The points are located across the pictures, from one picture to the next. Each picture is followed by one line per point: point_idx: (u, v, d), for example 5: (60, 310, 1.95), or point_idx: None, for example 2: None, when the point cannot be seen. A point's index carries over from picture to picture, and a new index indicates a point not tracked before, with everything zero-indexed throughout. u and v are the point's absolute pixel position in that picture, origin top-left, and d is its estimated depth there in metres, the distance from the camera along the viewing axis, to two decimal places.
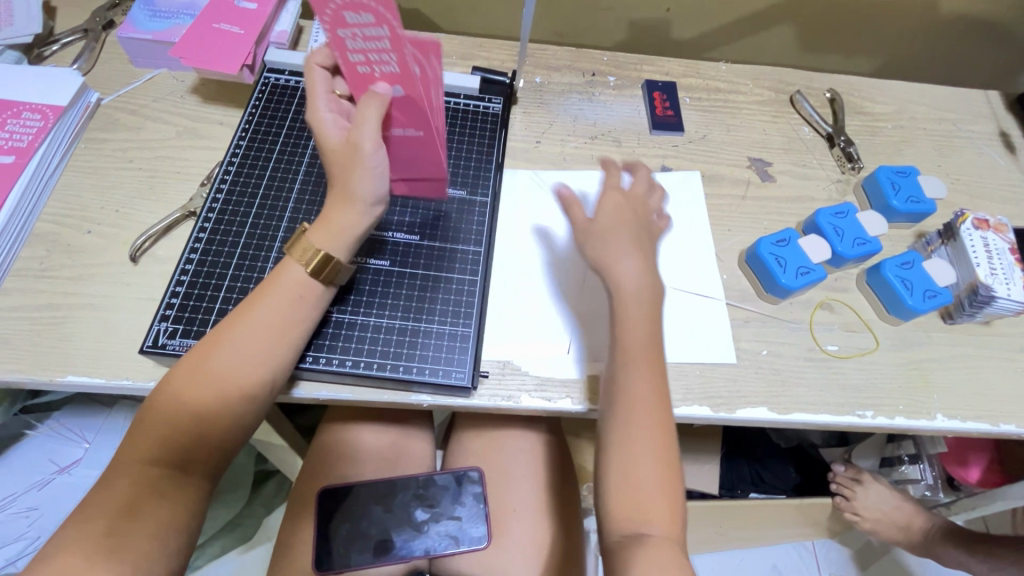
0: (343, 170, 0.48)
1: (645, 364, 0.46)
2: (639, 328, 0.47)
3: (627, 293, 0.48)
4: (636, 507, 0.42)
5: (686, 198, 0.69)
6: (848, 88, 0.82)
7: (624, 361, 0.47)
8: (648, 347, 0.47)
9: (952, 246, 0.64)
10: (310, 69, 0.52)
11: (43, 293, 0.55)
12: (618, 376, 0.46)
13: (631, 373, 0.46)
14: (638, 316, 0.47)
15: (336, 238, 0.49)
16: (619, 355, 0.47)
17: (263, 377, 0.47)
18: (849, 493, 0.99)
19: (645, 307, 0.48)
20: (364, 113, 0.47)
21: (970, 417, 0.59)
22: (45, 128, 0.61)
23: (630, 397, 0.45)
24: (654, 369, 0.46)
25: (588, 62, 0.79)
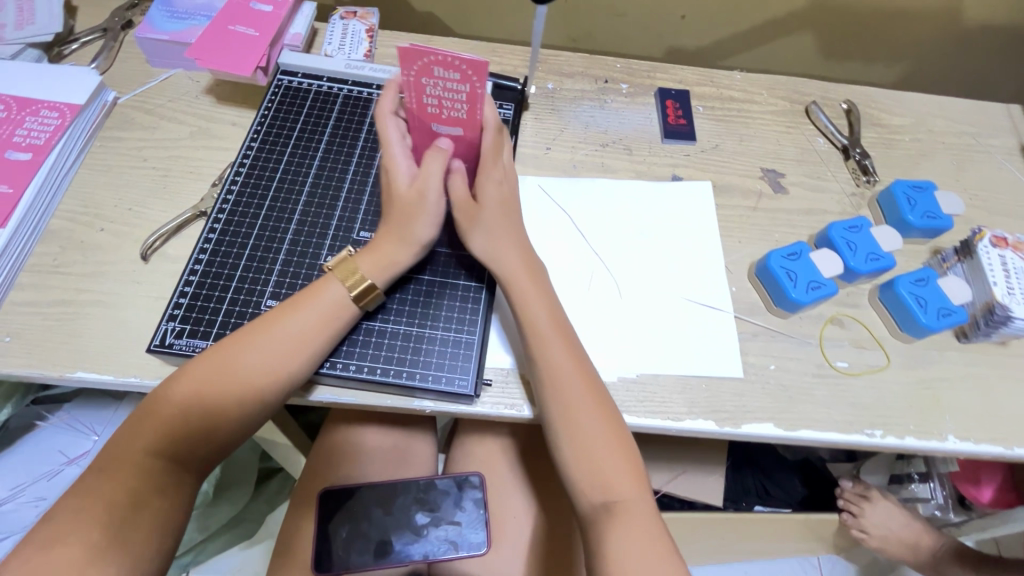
0: (400, 214, 0.53)
1: (555, 340, 0.52)
2: (533, 312, 0.53)
3: (511, 278, 0.54)
4: (599, 484, 0.49)
5: (696, 208, 0.69)
6: (865, 99, 0.80)
7: (538, 344, 0.52)
8: (547, 326, 0.53)
9: (969, 264, 0.63)
10: (384, 118, 0.55)
11: (55, 289, 0.56)
12: (536, 355, 0.52)
13: (544, 349, 0.52)
14: (529, 301, 0.53)
15: (383, 270, 0.52)
16: (531, 337, 0.52)
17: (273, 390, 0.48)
18: (856, 510, 0.98)
19: (531, 285, 0.54)
20: (429, 168, 0.52)
21: (983, 440, 0.58)
22: (62, 126, 0.62)
23: (552, 374, 0.51)
24: (568, 344, 0.53)
25: (600, 69, 0.79)
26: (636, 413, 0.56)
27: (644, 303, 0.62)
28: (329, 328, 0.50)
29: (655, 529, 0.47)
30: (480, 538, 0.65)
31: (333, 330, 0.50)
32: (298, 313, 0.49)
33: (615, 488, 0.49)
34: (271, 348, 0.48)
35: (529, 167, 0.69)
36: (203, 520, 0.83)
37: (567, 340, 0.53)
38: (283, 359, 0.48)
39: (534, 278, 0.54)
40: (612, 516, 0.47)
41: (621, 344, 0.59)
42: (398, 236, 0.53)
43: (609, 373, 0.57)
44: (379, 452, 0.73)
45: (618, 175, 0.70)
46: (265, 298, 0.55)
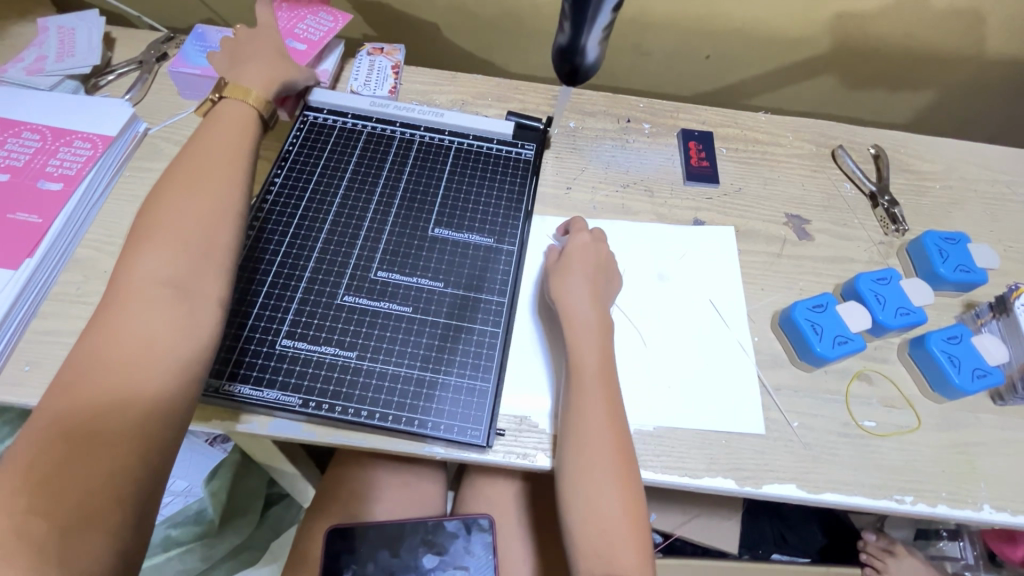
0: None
1: (596, 388, 0.52)
2: (585, 360, 0.53)
3: (575, 322, 0.55)
4: (602, 555, 0.47)
5: (718, 253, 0.67)
6: (894, 144, 0.79)
7: (579, 392, 0.52)
8: (594, 372, 0.52)
9: (1005, 321, 0.61)
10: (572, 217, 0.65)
11: (77, 318, 0.57)
12: (573, 404, 0.51)
13: (584, 404, 0.51)
14: (580, 340, 0.54)
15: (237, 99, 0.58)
16: (574, 382, 0.52)
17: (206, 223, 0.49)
18: (881, 565, 0.93)
19: (596, 337, 0.54)
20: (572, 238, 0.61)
21: (1020, 511, 0.55)
22: (94, 157, 0.64)
23: (586, 431, 0.50)
24: (607, 395, 0.52)
25: (623, 108, 0.79)
26: (653, 468, 0.54)
27: (665, 352, 0.61)
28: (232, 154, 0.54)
29: None
30: None
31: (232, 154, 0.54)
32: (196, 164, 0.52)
33: (616, 563, 0.47)
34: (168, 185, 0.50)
35: (549, 206, 0.69)
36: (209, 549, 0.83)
37: (607, 391, 0.52)
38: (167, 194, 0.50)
39: (601, 332, 0.55)
40: None
41: (637, 394, 0.58)
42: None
43: None
44: (387, 487, 0.72)
45: (638, 217, 0.70)
46: (279, 337, 0.54)
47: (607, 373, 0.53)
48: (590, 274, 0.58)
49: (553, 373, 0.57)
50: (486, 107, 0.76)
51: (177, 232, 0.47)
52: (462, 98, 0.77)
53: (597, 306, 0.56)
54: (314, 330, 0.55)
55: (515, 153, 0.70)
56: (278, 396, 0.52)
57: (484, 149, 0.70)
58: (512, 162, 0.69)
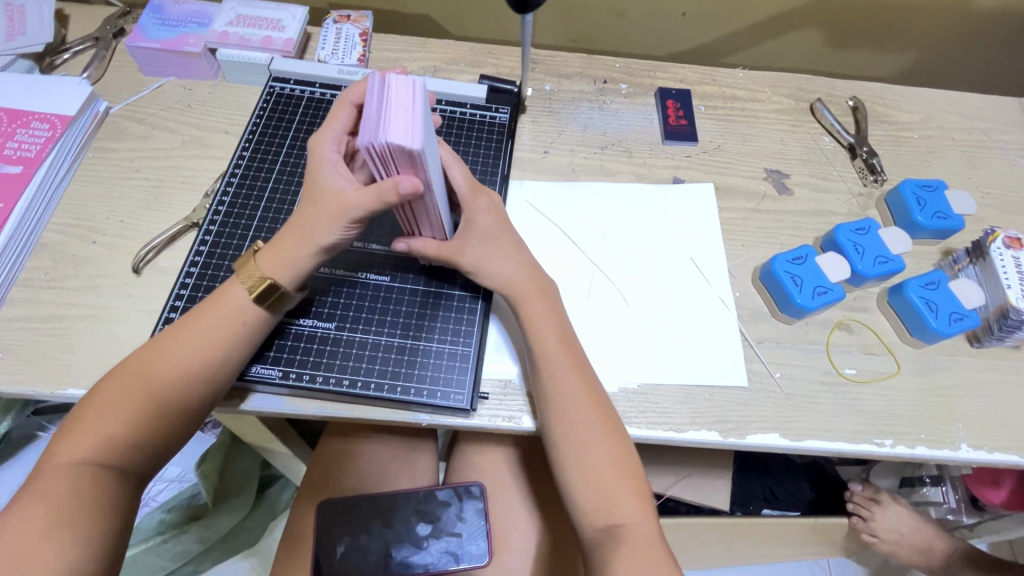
0: (308, 205, 0.47)
1: (563, 355, 0.51)
2: (545, 328, 0.52)
3: (521, 292, 0.53)
4: (604, 502, 0.48)
5: (697, 210, 0.67)
6: (872, 95, 0.78)
7: (545, 360, 0.51)
8: (553, 337, 0.52)
9: (982, 266, 0.61)
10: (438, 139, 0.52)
11: (47, 303, 0.56)
12: (541, 368, 0.51)
13: (557, 369, 0.51)
14: (537, 302, 0.53)
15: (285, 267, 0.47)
16: (537, 353, 0.51)
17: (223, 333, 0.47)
18: (866, 514, 0.95)
19: (543, 304, 0.53)
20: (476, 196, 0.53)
21: (997, 449, 0.56)
22: (53, 138, 0.61)
23: (555, 393, 0.50)
24: (573, 355, 0.52)
25: (600, 69, 0.77)
26: (637, 424, 0.54)
27: (647, 309, 0.61)
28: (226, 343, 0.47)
29: (658, 553, 0.46)
30: (481, 550, 0.65)
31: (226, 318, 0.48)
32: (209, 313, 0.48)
33: (617, 509, 0.47)
34: (214, 349, 0.47)
35: (526, 170, 0.68)
36: (203, 531, 0.83)
37: (570, 355, 0.51)
38: (212, 356, 0.47)
39: (549, 297, 0.54)
40: (615, 540, 0.46)
41: (619, 351, 0.58)
42: (300, 231, 0.47)
43: (611, 384, 0.56)
44: (378, 459, 0.72)
45: (617, 178, 0.69)
46: None
47: (565, 335, 0.52)
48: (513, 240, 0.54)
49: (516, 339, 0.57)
50: (459, 73, 0.75)
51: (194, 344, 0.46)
52: (434, 64, 0.75)
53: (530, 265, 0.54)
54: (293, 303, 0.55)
55: (490, 118, 0.69)
56: (258, 369, 0.51)
57: (458, 114, 0.69)
58: (487, 126, 0.69)
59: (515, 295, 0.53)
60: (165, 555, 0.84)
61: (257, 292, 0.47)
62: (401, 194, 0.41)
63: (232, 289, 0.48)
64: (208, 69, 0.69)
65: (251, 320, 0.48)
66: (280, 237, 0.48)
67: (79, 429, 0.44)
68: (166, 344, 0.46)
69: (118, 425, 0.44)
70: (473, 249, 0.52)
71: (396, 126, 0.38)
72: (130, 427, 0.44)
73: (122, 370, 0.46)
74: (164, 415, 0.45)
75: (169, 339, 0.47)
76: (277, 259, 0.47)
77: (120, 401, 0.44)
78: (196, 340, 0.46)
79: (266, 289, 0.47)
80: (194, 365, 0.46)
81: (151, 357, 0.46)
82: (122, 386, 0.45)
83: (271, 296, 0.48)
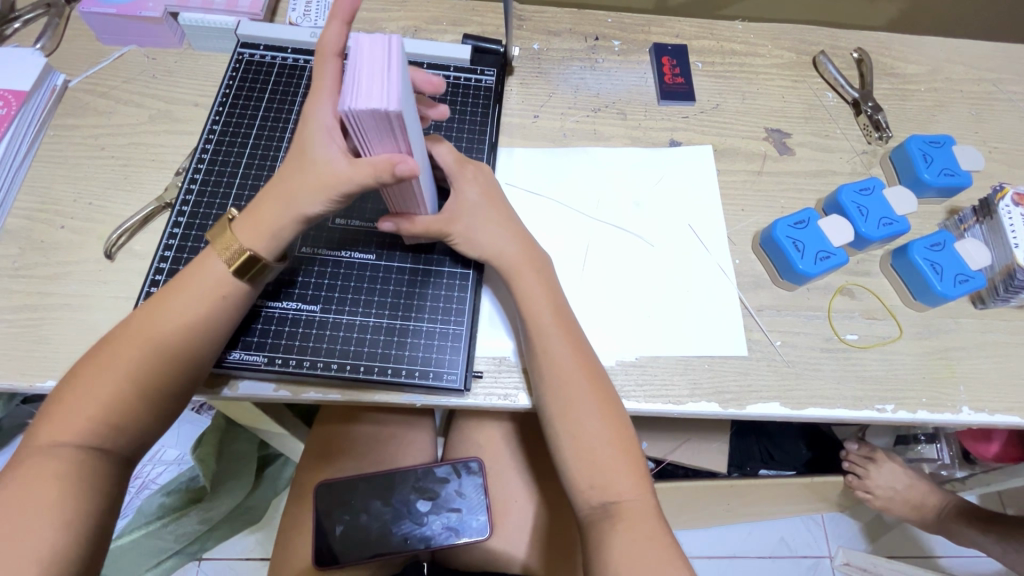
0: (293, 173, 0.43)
1: (556, 330, 0.50)
2: (540, 303, 0.50)
3: (512, 267, 0.51)
4: (601, 478, 0.47)
5: (696, 173, 0.64)
6: (878, 46, 0.74)
7: (539, 337, 0.49)
8: (545, 311, 0.50)
9: (989, 225, 0.59)
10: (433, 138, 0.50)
11: (17, 293, 0.53)
12: (534, 344, 0.49)
13: (555, 344, 0.49)
14: (527, 278, 0.51)
15: (259, 234, 0.44)
16: (531, 329, 0.50)
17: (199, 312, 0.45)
18: (862, 472, 0.95)
19: (539, 277, 0.51)
20: (467, 174, 0.52)
21: (999, 410, 0.56)
22: (9, 116, 0.57)
23: (552, 370, 0.49)
24: (567, 330, 0.50)
25: (591, 25, 0.73)
26: (636, 398, 0.53)
27: (644, 279, 0.59)
28: (203, 319, 0.45)
29: (655, 528, 0.45)
30: (482, 523, 0.62)
31: (205, 297, 0.45)
32: (183, 290, 0.45)
33: (612, 487, 0.46)
34: (201, 321, 0.45)
35: (516, 137, 0.65)
36: (204, 514, 0.82)
37: (564, 329, 0.50)
38: (201, 331, 0.45)
39: (539, 271, 0.51)
40: (611, 517, 0.46)
41: (614, 324, 0.56)
42: (283, 198, 0.43)
43: (608, 358, 0.55)
44: (375, 439, 0.71)
45: (612, 142, 0.66)
46: None
47: (559, 310, 0.51)
48: (497, 211, 0.52)
49: (508, 316, 0.55)
50: (441, 33, 0.70)
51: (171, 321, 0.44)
52: (414, 24, 0.70)
53: (518, 237, 0.52)
54: (284, 285, 0.52)
55: (475, 81, 0.65)
56: (243, 355, 0.49)
57: (441, 78, 0.65)
58: (472, 90, 0.65)
59: (505, 269, 0.51)
60: (167, 537, 0.83)
61: (240, 265, 0.45)
62: (397, 176, 0.38)
63: (209, 261, 0.46)
64: (171, 35, 0.65)
65: (232, 294, 0.46)
66: (260, 205, 0.44)
67: (65, 409, 0.42)
68: (149, 316, 0.44)
69: (106, 404, 0.42)
70: (466, 222, 0.51)
71: (370, 88, 0.35)
72: (116, 406, 0.42)
73: (103, 347, 0.44)
74: (146, 395, 0.43)
75: (145, 318, 0.44)
76: (259, 227, 0.44)
77: (96, 383, 0.42)
78: (173, 318, 0.44)
79: (248, 262, 0.45)
80: (184, 341, 0.44)
81: (127, 334, 0.44)
82: (106, 361, 0.43)
83: (252, 269, 0.45)
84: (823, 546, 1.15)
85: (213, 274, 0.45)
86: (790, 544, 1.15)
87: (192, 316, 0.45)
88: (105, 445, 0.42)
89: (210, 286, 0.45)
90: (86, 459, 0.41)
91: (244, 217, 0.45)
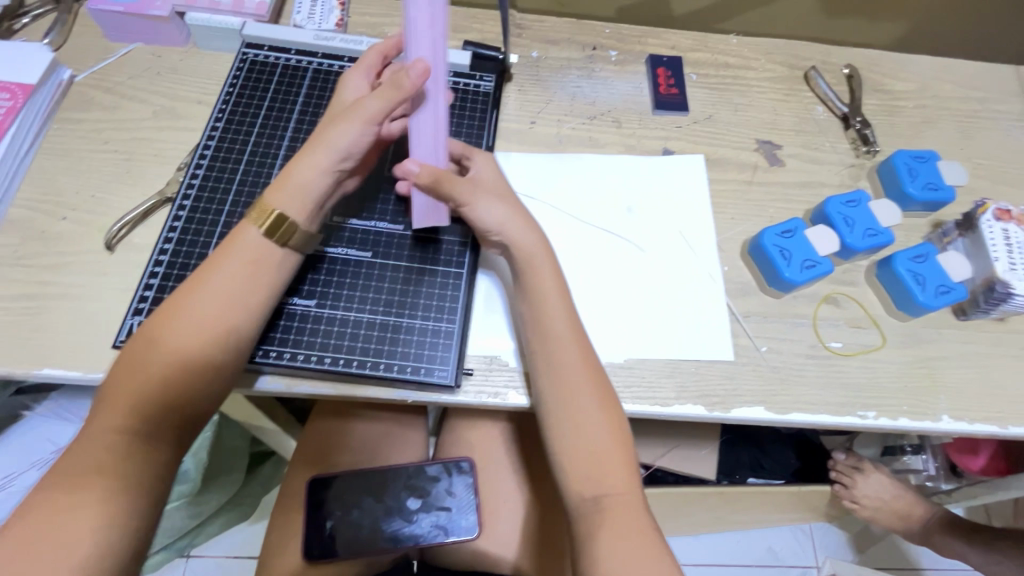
0: (323, 125, 0.48)
1: (552, 324, 0.51)
2: (535, 298, 0.51)
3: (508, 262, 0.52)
4: (592, 472, 0.47)
5: (688, 181, 0.66)
6: (868, 63, 0.76)
7: (534, 330, 0.50)
8: (544, 307, 0.51)
9: (971, 238, 0.61)
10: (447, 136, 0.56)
11: (17, 282, 0.54)
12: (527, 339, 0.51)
13: (548, 342, 0.50)
14: (523, 275, 0.52)
15: (296, 199, 0.46)
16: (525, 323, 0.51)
17: (242, 286, 0.46)
18: (849, 482, 0.96)
19: (535, 272, 0.52)
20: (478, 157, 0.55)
21: (978, 419, 0.57)
22: (15, 108, 0.59)
23: (546, 364, 0.50)
24: (562, 326, 0.51)
25: (589, 35, 0.74)
26: (624, 399, 0.54)
27: (634, 282, 0.60)
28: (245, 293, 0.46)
29: (643, 522, 0.46)
30: (471, 523, 0.63)
31: (250, 270, 0.46)
32: (223, 263, 0.46)
33: (602, 481, 0.47)
34: (237, 300, 0.45)
35: (513, 142, 0.66)
36: (195, 506, 0.84)
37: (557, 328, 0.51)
38: (234, 309, 0.45)
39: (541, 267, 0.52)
40: (600, 511, 0.46)
41: (604, 326, 0.57)
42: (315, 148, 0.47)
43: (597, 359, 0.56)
44: (366, 437, 0.72)
45: (607, 150, 0.67)
46: None
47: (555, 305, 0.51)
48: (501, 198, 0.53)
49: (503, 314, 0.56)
50: None
51: (216, 297, 0.45)
52: None
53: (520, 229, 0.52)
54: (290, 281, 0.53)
55: (474, 86, 0.67)
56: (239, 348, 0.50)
57: None
58: (470, 95, 0.66)
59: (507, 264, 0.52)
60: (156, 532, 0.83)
61: (269, 226, 0.46)
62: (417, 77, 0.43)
63: (247, 232, 0.47)
64: (178, 34, 0.66)
65: (273, 260, 0.47)
66: (294, 164, 0.47)
67: (110, 390, 0.43)
68: (191, 290, 0.45)
69: (151, 390, 0.43)
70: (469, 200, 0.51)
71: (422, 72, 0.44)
72: (162, 383, 0.43)
73: (150, 324, 0.44)
74: (189, 370, 0.44)
75: (186, 293, 0.45)
76: (292, 187, 0.46)
77: (144, 361, 0.43)
78: (213, 292, 0.45)
79: (276, 221, 0.46)
80: (223, 316, 0.45)
81: (169, 310, 0.44)
82: (148, 351, 0.43)
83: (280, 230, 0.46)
84: (810, 555, 1.15)
85: (255, 244, 0.46)
86: (778, 554, 1.15)
87: (235, 291, 0.45)
88: (153, 423, 0.43)
89: (254, 256, 0.46)
90: (128, 442, 0.42)
91: (275, 182, 0.47)
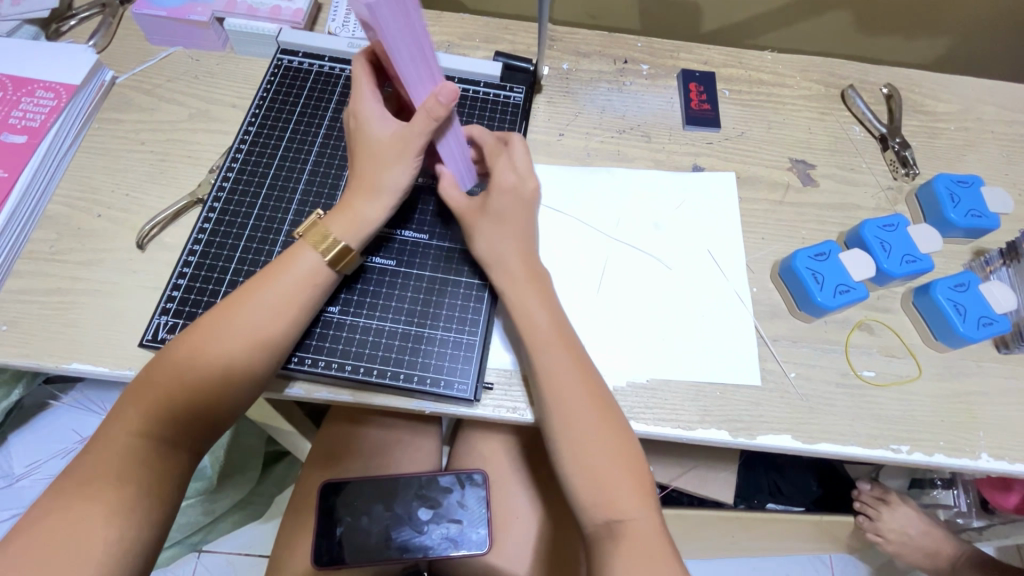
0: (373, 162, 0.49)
1: (556, 346, 0.50)
2: (539, 318, 0.50)
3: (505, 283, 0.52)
4: (604, 497, 0.46)
5: (717, 199, 0.65)
6: (908, 82, 0.74)
7: (539, 352, 0.50)
8: (547, 330, 0.50)
9: (1016, 268, 0.59)
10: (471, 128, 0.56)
11: (52, 276, 0.55)
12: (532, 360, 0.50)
13: (557, 361, 0.49)
14: (527, 295, 0.51)
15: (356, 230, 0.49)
16: (526, 342, 0.50)
17: (291, 303, 0.47)
18: (874, 514, 0.93)
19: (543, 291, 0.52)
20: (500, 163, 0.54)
21: (1019, 460, 0.54)
22: (58, 108, 0.60)
23: (552, 385, 0.49)
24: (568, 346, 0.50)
25: (620, 48, 0.74)
26: (645, 420, 0.53)
27: (657, 300, 0.59)
28: (292, 308, 0.47)
29: (661, 550, 0.44)
30: (481, 537, 0.61)
31: (300, 287, 0.48)
32: (277, 278, 0.47)
33: (616, 505, 0.46)
34: (285, 313, 0.47)
35: (540, 154, 0.66)
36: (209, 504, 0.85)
37: (564, 348, 0.50)
38: (280, 323, 0.47)
39: (540, 290, 0.52)
40: (614, 535, 0.45)
41: (627, 344, 0.56)
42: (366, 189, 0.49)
43: (620, 377, 0.55)
44: (382, 442, 0.72)
45: (635, 164, 0.66)
46: None
47: (554, 322, 0.51)
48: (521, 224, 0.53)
49: None
50: (473, 49, 0.72)
51: (265, 311, 0.46)
52: (448, 39, 0.72)
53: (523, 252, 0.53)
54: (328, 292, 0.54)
55: (504, 97, 0.67)
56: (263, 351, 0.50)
57: (470, 93, 0.67)
58: (499, 106, 0.66)
59: (512, 284, 0.52)
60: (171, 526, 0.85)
61: (331, 254, 0.48)
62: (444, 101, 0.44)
63: (301, 251, 0.49)
64: (215, 39, 0.67)
65: (322, 281, 0.49)
66: (351, 199, 0.49)
67: (143, 386, 0.44)
68: (242, 299, 0.46)
69: (184, 386, 0.44)
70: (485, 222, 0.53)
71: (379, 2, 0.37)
72: (199, 386, 0.44)
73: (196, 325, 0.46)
74: (225, 377, 0.45)
75: (237, 303, 0.46)
76: (352, 220, 0.49)
77: (182, 361, 0.44)
78: (264, 304, 0.46)
79: (340, 251, 0.49)
80: (266, 329, 0.46)
81: (217, 317, 0.46)
82: (188, 349, 0.44)
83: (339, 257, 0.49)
84: None
85: (309, 262, 0.48)
86: None
87: (283, 307, 0.47)
88: (178, 424, 0.43)
89: (303, 273, 0.48)
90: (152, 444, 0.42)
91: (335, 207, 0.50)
